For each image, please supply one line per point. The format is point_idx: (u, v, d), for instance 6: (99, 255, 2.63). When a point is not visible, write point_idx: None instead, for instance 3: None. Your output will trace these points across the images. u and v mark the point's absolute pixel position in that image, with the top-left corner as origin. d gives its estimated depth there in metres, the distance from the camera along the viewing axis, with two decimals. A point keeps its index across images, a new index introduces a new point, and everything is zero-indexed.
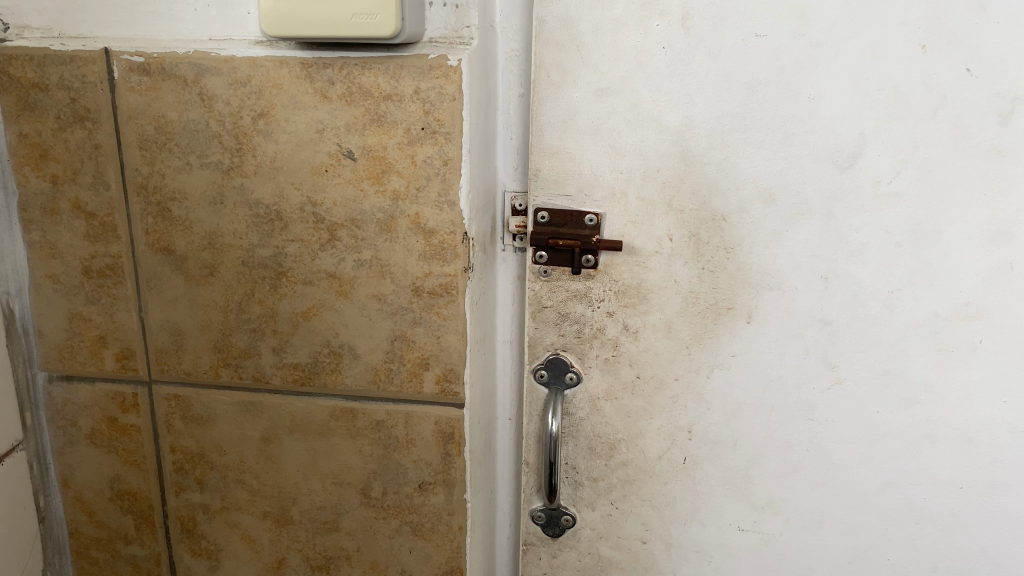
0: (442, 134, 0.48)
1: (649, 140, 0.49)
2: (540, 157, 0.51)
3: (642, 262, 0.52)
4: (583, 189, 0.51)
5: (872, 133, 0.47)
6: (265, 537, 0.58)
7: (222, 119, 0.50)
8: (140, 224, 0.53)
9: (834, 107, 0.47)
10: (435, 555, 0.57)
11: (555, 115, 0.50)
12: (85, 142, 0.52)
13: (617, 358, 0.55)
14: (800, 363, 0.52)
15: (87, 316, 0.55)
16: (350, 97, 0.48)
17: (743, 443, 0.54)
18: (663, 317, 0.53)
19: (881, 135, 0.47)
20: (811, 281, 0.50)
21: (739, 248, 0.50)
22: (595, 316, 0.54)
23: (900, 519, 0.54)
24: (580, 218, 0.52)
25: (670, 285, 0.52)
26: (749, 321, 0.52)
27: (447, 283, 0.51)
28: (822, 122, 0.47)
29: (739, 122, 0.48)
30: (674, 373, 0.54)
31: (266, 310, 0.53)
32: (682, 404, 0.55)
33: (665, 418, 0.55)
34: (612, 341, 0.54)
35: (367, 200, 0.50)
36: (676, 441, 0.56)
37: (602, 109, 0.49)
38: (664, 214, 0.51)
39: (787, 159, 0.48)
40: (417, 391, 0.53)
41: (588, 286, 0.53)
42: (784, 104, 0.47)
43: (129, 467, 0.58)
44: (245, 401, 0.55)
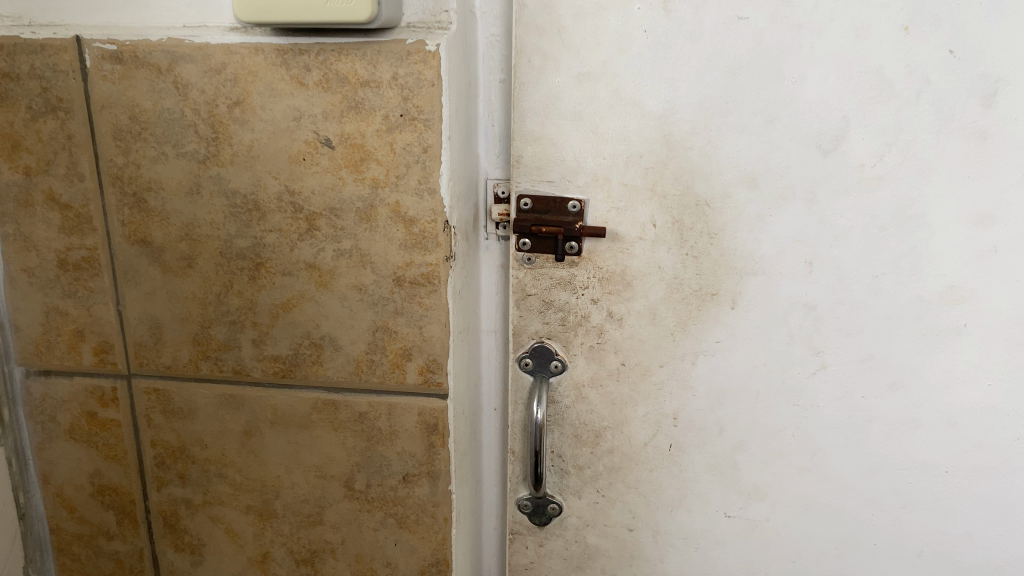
0: (421, 121, 0.47)
1: (631, 125, 0.49)
2: (523, 144, 0.50)
3: (626, 249, 0.51)
4: (565, 175, 0.50)
5: (855, 116, 0.46)
6: (249, 531, 0.58)
7: (197, 108, 0.49)
8: (116, 215, 0.52)
9: (818, 90, 0.46)
10: (421, 547, 0.56)
11: (536, 101, 0.49)
12: (58, 132, 0.51)
13: (602, 346, 0.54)
14: (785, 350, 0.51)
15: (64, 310, 0.54)
16: (327, 83, 0.47)
17: (729, 430, 0.54)
18: (647, 304, 0.52)
19: (864, 118, 0.46)
20: (795, 267, 0.49)
21: (722, 233, 0.50)
22: (579, 304, 0.53)
23: (889, 505, 0.53)
24: (563, 205, 0.51)
25: (654, 272, 0.51)
26: (733, 308, 0.51)
27: (429, 273, 0.50)
28: (806, 105, 0.46)
29: (722, 107, 0.47)
30: (659, 360, 0.53)
31: (245, 301, 0.52)
32: (667, 391, 0.54)
33: (651, 405, 0.55)
34: (596, 328, 0.54)
35: (346, 188, 0.49)
36: (661, 429, 0.55)
37: (584, 94, 0.48)
38: (648, 200, 0.50)
39: (770, 143, 0.47)
40: (400, 381, 0.52)
41: (572, 273, 0.53)
42: (767, 88, 0.46)
43: (109, 462, 0.57)
44: (226, 394, 0.55)
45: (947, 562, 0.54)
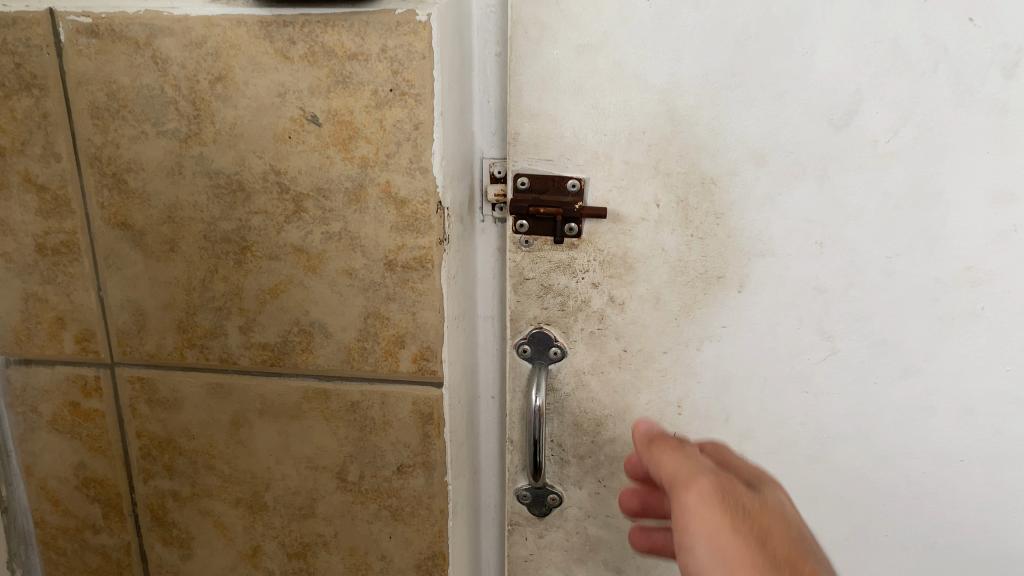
0: (412, 96, 0.45)
1: (633, 99, 0.46)
2: (520, 120, 0.48)
3: (628, 230, 0.49)
4: (565, 153, 0.48)
5: (869, 89, 0.44)
6: (239, 524, 0.56)
7: (177, 84, 0.47)
8: (96, 197, 0.50)
9: (830, 62, 0.43)
10: (416, 539, 0.54)
11: (533, 75, 0.47)
12: (32, 110, 0.48)
13: (603, 331, 0.52)
14: (795, 334, 0.49)
15: (43, 297, 0.52)
16: (312, 57, 0.45)
17: (735, 417, 0.52)
18: (650, 287, 0.50)
19: (879, 91, 0.44)
20: (805, 248, 0.47)
21: (729, 213, 0.47)
22: (579, 288, 0.51)
23: (901, 496, 0.51)
24: (562, 184, 0.49)
25: (658, 254, 0.49)
26: (741, 291, 0.49)
27: (422, 256, 0.48)
28: (818, 78, 0.44)
29: (729, 80, 0.45)
30: (662, 346, 0.51)
31: (231, 286, 0.50)
32: (670, 378, 0.52)
33: (654, 392, 0.53)
34: (597, 313, 0.52)
35: (334, 167, 0.47)
36: (665, 417, 0.53)
37: (583, 67, 0.46)
38: (651, 178, 0.48)
39: (779, 118, 0.45)
40: (393, 369, 0.50)
41: (572, 256, 0.51)
42: (777, 60, 0.44)
43: (94, 454, 0.55)
44: (213, 383, 0.52)
45: (962, 554, 0.52)
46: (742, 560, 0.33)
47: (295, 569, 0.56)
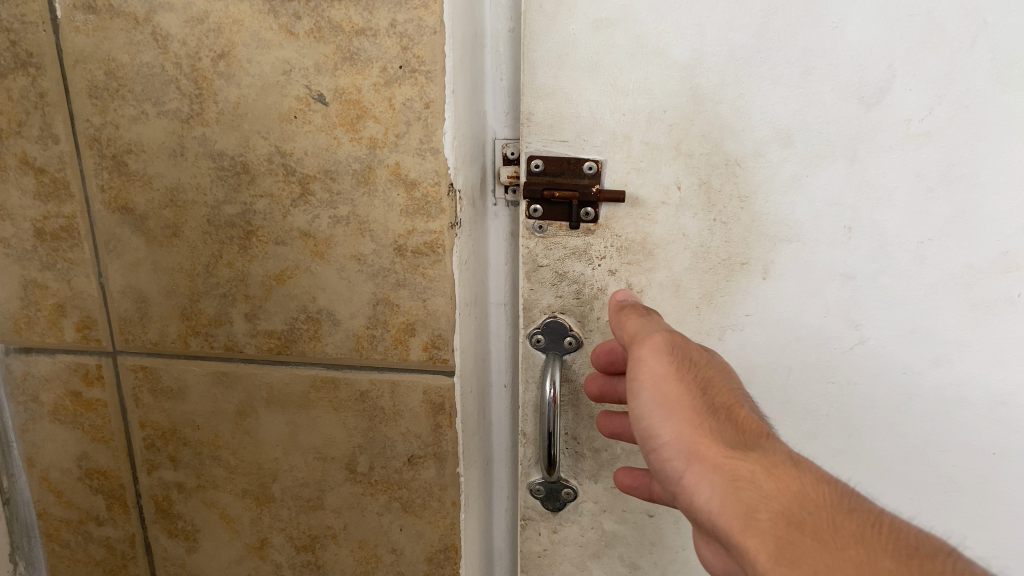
0: (422, 73, 0.43)
1: (654, 77, 0.44)
2: (534, 99, 0.46)
3: (647, 215, 0.47)
4: (581, 134, 0.46)
5: (902, 65, 0.42)
6: (246, 517, 0.54)
7: (178, 62, 0.45)
8: (95, 180, 0.48)
9: (861, 36, 0.41)
10: (428, 532, 0.53)
11: (549, 52, 0.45)
12: (29, 90, 0.46)
13: None
14: (820, 322, 0.47)
15: (43, 283, 0.51)
16: (318, 33, 0.43)
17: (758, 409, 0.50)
18: (670, 275, 0.48)
19: (912, 67, 0.41)
20: (833, 232, 0.45)
21: (754, 196, 0.45)
22: (596, 276, 0.50)
23: (930, 490, 0.49)
24: (578, 166, 0.47)
25: (678, 240, 0.47)
26: (765, 278, 0.47)
27: (433, 241, 0.46)
28: (848, 53, 0.42)
29: (754, 56, 0.43)
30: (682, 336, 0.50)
31: (236, 273, 0.49)
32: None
33: None
34: None
35: (341, 148, 0.45)
36: None
37: (601, 42, 0.44)
38: (671, 160, 0.46)
39: (807, 95, 0.43)
40: (403, 358, 0.49)
41: (588, 242, 0.49)
42: (804, 34, 0.42)
43: (96, 445, 0.54)
44: (218, 372, 0.51)
45: (994, 554, 0.49)
46: (682, 404, 0.37)
47: (303, 563, 0.55)
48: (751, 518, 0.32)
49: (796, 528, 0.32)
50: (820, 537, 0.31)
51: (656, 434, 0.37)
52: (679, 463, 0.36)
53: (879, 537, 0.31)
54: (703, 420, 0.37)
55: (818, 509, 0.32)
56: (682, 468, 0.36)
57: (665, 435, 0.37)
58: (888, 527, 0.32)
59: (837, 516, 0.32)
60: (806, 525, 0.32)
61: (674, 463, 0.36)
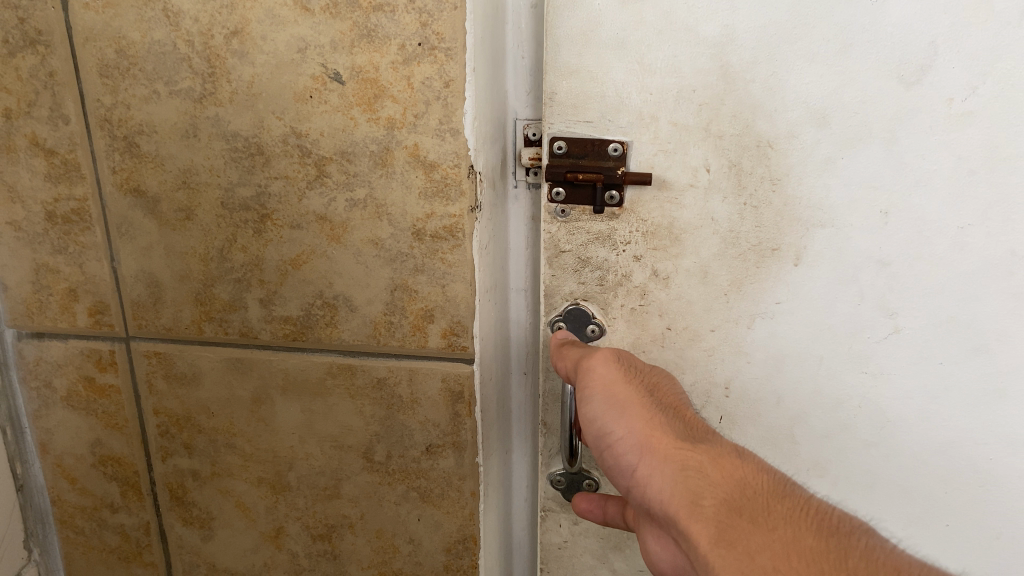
0: (442, 51, 0.41)
1: (683, 55, 0.43)
2: (557, 78, 0.45)
3: (675, 199, 0.46)
4: (606, 114, 0.45)
5: (946, 42, 0.39)
6: (261, 505, 0.53)
7: (190, 39, 0.43)
8: (107, 161, 0.47)
9: (902, 12, 0.39)
10: (446, 522, 0.52)
11: (574, 27, 0.44)
12: (38, 69, 0.45)
13: (646, 308, 0.49)
14: (852, 312, 0.45)
15: (55, 268, 0.50)
16: (334, 8, 0.42)
17: (787, 399, 0.48)
18: (698, 261, 0.47)
19: (956, 45, 0.39)
20: (868, 218, 0.43)
21: (786, 179, 0.44)
22: (620, 262, 0.48)
23: (964, 484, 0.47)
24: (603, 148, 0.45)
25: (707, 224, 0.46)
26: (797, 264, 0.45)
27: (452, 225, 0.45)
28: (888, 30, 0.40)
29: (789, 33, 0.41)
30: (711, 324, 0.48)
31: (250, 257, 0.47)
32: (718, 357, 0.48)
33: (700, 372, 0.49)
34: (639, 289, 0.48)
35: (358, 129, 0.44)
36: (711, 399, 0.49)
37: (628, 17, 0.43)
38: (701, 141, 0.44)
39: (844, 74, 0.41)
40: (422, 345, 0.48)
41: (612, 228, 0.47)
42: (842, 9, 0.40)
43: (110, 431, 0.53)
44: (233, 358, 0.50)
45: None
46: (633, 403, 0.41)
47: (319, 552, 0.54)
48: (697, 504, 0.35)
49: (736, 514, 0.35)
50: (756, 519, 0.34)
51: (609, 429, 0.40)
52: (632, 455, 0.39)
53: (805, 518, 0.35)
54: (653, 416, 0.40)
55: (755, 495, 0.36)
56: (634, 460, 0.39)
57: (619, 431, 0.40)
58: (814, 508, 0.36)
59: (771, 499, 0.35)
60: (744, 509, 0.35)
61: (626, 455, 0.39)
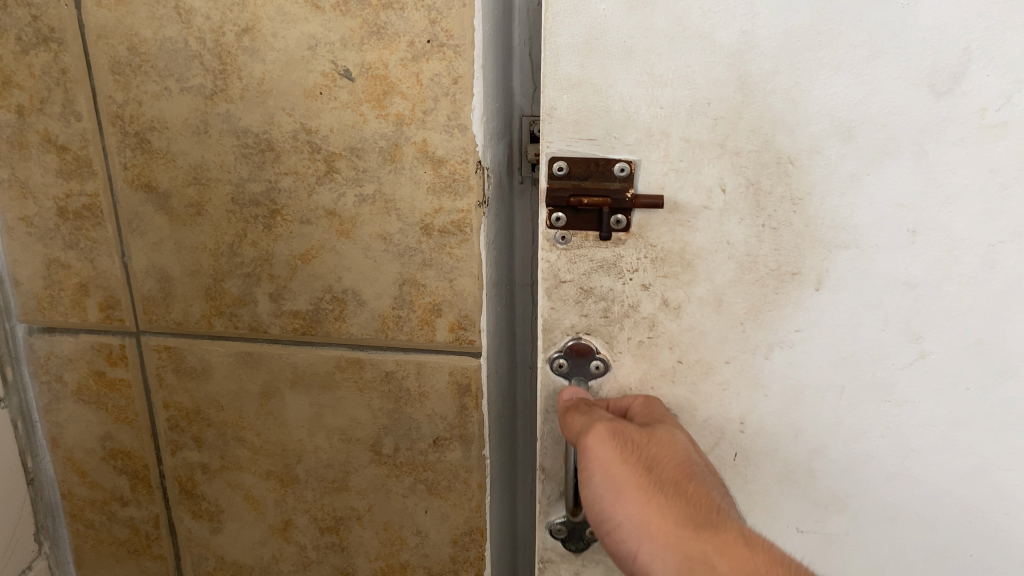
0: (451, 48, 0.42)
1: (696, 64, 0.40)
2: (558, 92, 0.42)
3: (686, 221, 0.43)
4: (612, 131, 0.42)
5: (981, 50, 0.37)
6: (269, 497, 0.54)
7: (201, 37, 0.44)
8: (118, 157, 0.47)
9: (935, 14, 0.37)
10: (453, 514, 0.52)
11: (576, 34, 0.40)
12: (51, 66, 0.46)
13: (654, 340, 0.45)
14: (878, 336, 0.42)
15: (66, 263, 0.50)
16: (344, 6, 0.42)
17: (805, 433, 0.45)
18: (712, 288, 0.44)
19: (990, 51, 0.37)
20: (895, 238, 0.40)
21: (808, 198, 0.41)
22: (626, 292, 0.45)
23: (990, 511, 0.44)
24: (607, 168, 0.42)
25: (722, 248, 0.43)
26: (818, 290, 0.42)
27: (460, 220, 0.45)
28: (921, 34, 0.37)
29: (813, 39, 0.39)
30: (725, 356, 0.44)
31: (260, 252, 0.48)
32: (732, 392, 0.45)
33: (713, 409, 0.46)
34: (647, 320, 0.45)
35: (368, 125, 0.44)
36: (724, 437, 0.46)
37: (637, 23, 0.40)
38: (716, 159, 0.41)
39: (871, 83, 0.39)
40: (429, 339, 0.48)
41: (617, 254, 0.44)
42: (871, 13, 0.38)
43: (120, 425, 0.54)
44: (242, 352, 0.50)
45: None
46: (632, 488, 0.40)
47: (328, 544, 0.55)
48: None
49: None
50: None
51: (611, 515, 0.40)
52: (635, 544, 0.39)
53: None
54: (653, 500, 0.39)
55: None
56: (639, 550, 0.39)
57: (621, 519, 0.40)
58: None
59: None
60: None
61: (630, 542, 0.40)
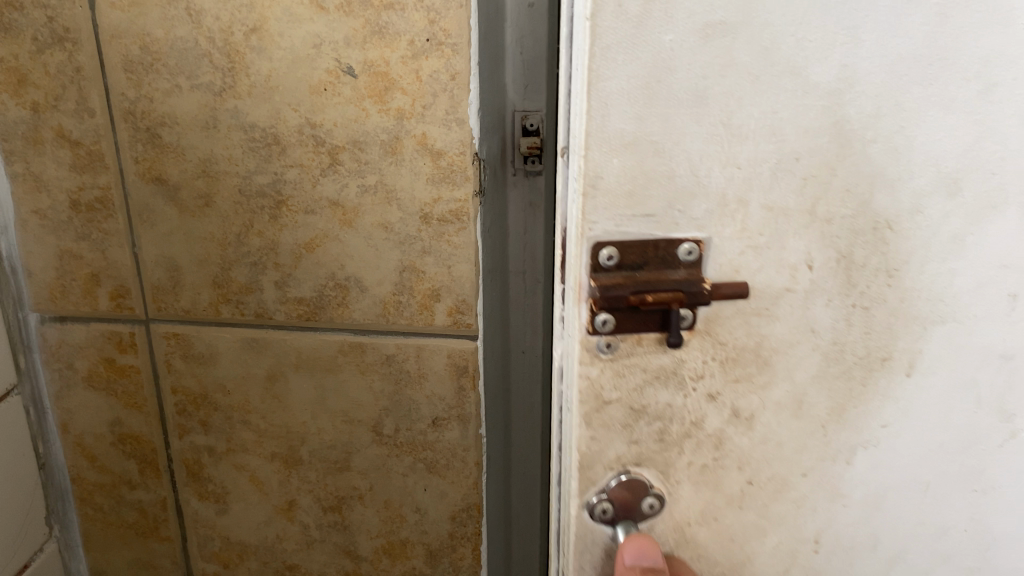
0: (449, 46, 0.45)
1: (784, 110, 0.32)
2: (604, 153, 0.32)
3: (764, 310, 0.35)
4: (677, 204, 0.33)
5: None
6: (274, 478, 0.56)
7: (211, 36, 0.46)
8: (130, 152, 0.50)
9: None
10: (451, 492, 0.55)
11: (634, 78, 0.31)
12: (66, 65, 0.48)
13: (721, 460, 0.38)
14: (970, 420, 0.38)
15: (78, 254, 0.52)
16: (348, 7, 0.45)
17: (885, 541, 0.40)
18: (791, 389, 0.37)
19: None
20: (995, 305, 0.36)
21: (905, 268, 0.35)
22: (689, 406, 0.37)
23: None
24: (670, 252, 0.34)
25: (805, 338, 0.36)
26: (910, 374, 0.37)
27: (458, 209, 0.48)
28: None
29: (921, 70, 0.32)
30: (801, 468, 0.39)
31: (266, 241, 0.50)
32: (809, 507, 0.39)
33: (786, 530, 0.40)
34: (712, 438, 0.38)
35: (370, 119, 0.47)
36: (799, 559, 0.41)
37: (711, 56, 0.31)
38: (803, 230, 0.34)
39: (982, 123, 0.33)
40: (429, 323, 0.51)
41: (678, 359, 0.36)
42: (988, 37, 0.32)
43: (129, 411, 0.56)
44: (248, 338, 0.53)
45: None
46: None
47: (330, 523, 0.57)
48: None
49: None
50: None
51: None
52: None
53: None
54: None
55: None
56: None
57: None
58: None
59: None
60: None
61: None
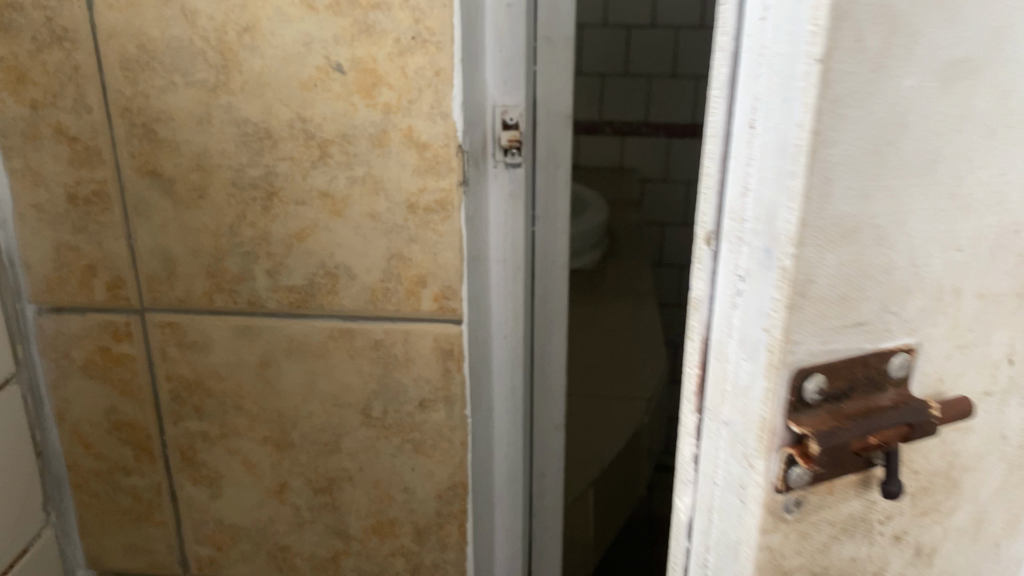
0: (433, 43, 0.47)
1: (1014, 178, 0.29)
2: (817, 250, 0.26)
3: (961, 423, 0.33)
4: (891, 306, 0.29)
5: None
6: (267, 462, 0.58)
7: (205, 36, 0.49)
8: (126, 147, 0.52)
9: None
10: (438, 471, 0.57)
11: (860, 141, 0.25)
12: (63, 63, 0.50)
13: None
14: None
15: (75, 246, 0.54)
16: (337, 7, 0.47)
17: None
18: (976, 505, 0.35)
19: None
20: None
21: None
22: (875, 555, 0.34)
23: None
24: (879, 369, 0.30)
25: (994, 446, 0.35)
26: None
27: (442, 199, 0.50)
28: None
29: None
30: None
31: (258, 232, 0.53)
32: None
33: None
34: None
35: (358, 114, 0.49)
36: None
37: (943, 107, 0.26)
38: (1012, 314, 0.32)
39: None
40: (415, 309, 0.53)
41: (869, 505, 0.32)
42: None
43: (124, 398, 0.58)
44: (241, 325, 0.55)
45: None
46: None
47: (321, 504, 0.59)
48: None
49: None
50: None
51: None
52: None
53: None
54: None
55: None
56: None
57: None
58: None
59: None
60: None
61: None
